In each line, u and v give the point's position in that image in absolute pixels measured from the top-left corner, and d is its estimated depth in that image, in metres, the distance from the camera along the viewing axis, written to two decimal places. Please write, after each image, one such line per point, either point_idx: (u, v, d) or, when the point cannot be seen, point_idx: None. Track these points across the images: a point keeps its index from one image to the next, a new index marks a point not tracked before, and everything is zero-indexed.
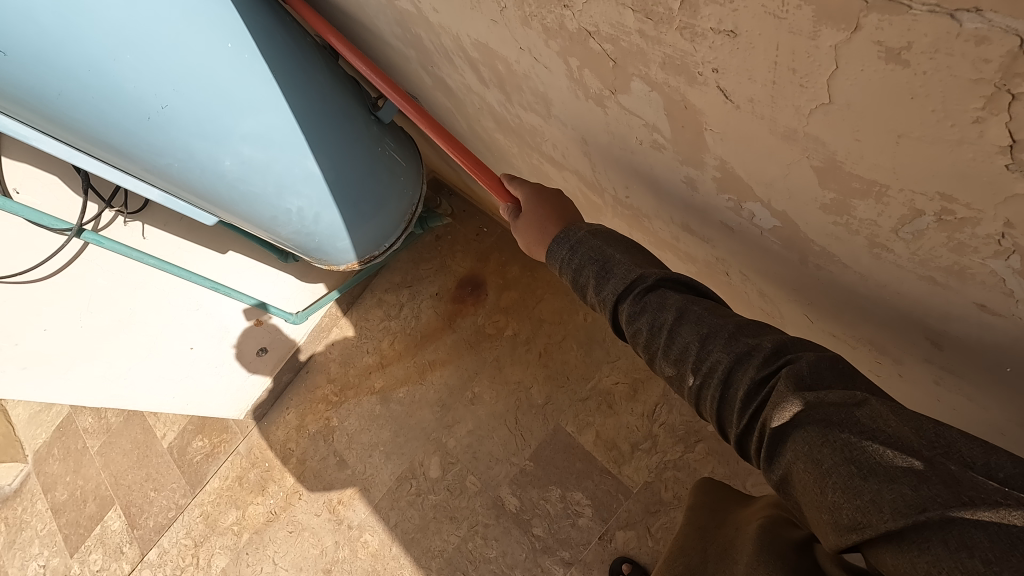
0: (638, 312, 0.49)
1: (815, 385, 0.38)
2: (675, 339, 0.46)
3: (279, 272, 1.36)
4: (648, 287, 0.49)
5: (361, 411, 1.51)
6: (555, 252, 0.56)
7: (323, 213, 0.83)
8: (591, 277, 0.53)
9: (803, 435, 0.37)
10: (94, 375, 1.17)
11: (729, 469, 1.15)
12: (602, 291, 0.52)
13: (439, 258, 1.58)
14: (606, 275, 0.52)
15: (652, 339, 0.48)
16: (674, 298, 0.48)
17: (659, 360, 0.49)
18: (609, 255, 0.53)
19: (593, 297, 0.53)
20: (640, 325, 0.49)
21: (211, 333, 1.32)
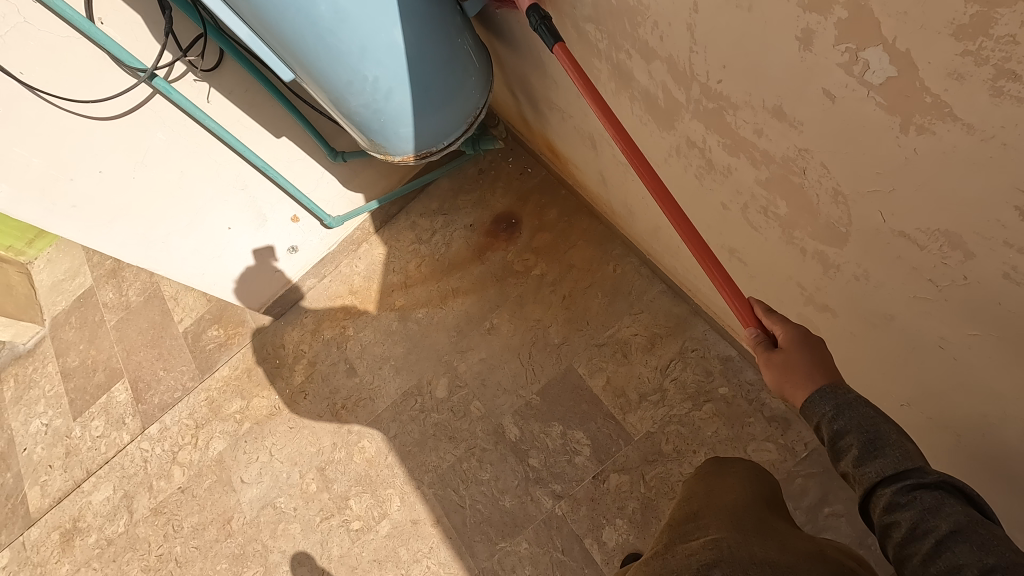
0: (902, 505, 0.50)
1: None
2: (943, 552, 0.47)
3: (325, 173, 1.38)
4: (922, 483, 0.50)
5: (378, 325, 1.53)
6: (813, 404, 0.57)
7: (395, 92, 0.84)
8: (855, 444, 0.54)
9: None
10: (136, 234, 1.19)
11: (733, 431, 1.17)
12: (862, 466, 0.53)
13: (479, 191, 1.57)
14: (873, 456, 0.53)
15: (906, 537, 0.49)
16: (954, 509, 0.48)
17: (911, 565, 0.49)
18: (882, 429, 0.53)
19: (848, 469, 0.54)
20: (898, 517, 0.50)
21: (250, 219, 1.34)
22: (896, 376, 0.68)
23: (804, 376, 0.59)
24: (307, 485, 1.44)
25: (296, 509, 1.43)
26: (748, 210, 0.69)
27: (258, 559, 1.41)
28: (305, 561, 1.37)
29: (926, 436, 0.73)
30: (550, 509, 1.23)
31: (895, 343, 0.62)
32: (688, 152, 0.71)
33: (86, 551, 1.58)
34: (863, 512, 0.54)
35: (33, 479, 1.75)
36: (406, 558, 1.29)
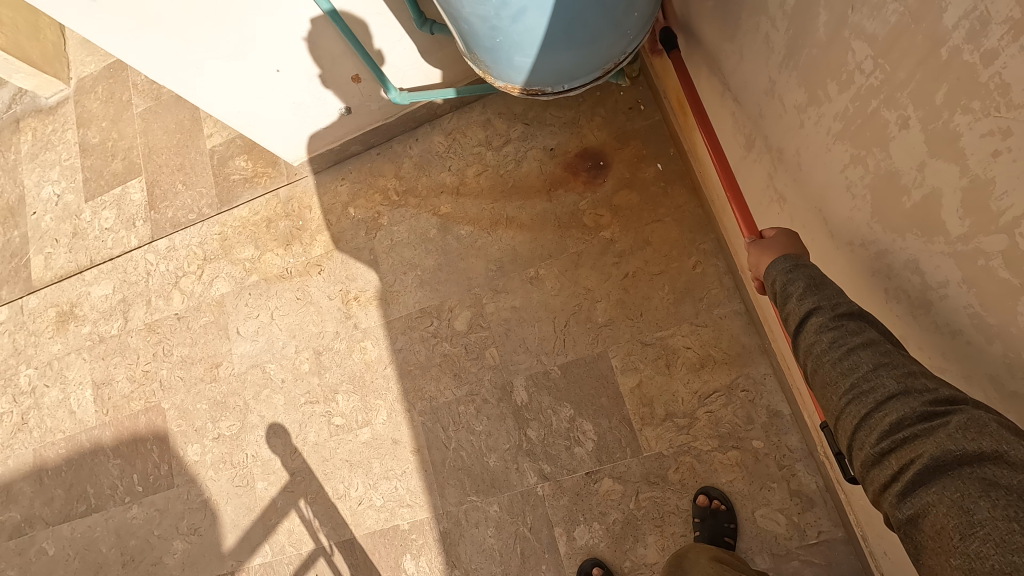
0: (826, 325, 0.50)
1: (987, 429, 0.40)
2: (850, 356, 0.48)
3: (404, 36, 1.10)
4: (851, 312, 0.51)
5: (414, 225, 1.37)
6: (775, 263, 0.58)
7: (526, 12, 0.59)
8: (801, 283, 0.54)
9: (955, 484, 0.40)
10: (169, 51, 0.99)
11: (749, 489, 1.07)
12: (800, 297, 0.53)
13: (574, 111, 1.30)
14: (812, 291, 0.53)
15: (822, 348, 0.50)
16: (872, 325, 0.49)
17: (821, 372, 0.50)
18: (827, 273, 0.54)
19: (787, 305, 0.54)
20: (819, 339, 0.50)
21: (304, 66, 1.11)
22: None
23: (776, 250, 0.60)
24: (299, 363, 1.38)
25: (283, 381, 1.38)
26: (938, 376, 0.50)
27: (237, 413, 1.40)
28: (282, 434, 1.36)
29: None
30: (532, 485, 1.18)
31: None
32: (900, 271, 0.50)
33: (78, 338, 1.58)
34: (789, 342, 0.54)
35: (38, 247, 1.71)
36: (377, 471, 1.28)
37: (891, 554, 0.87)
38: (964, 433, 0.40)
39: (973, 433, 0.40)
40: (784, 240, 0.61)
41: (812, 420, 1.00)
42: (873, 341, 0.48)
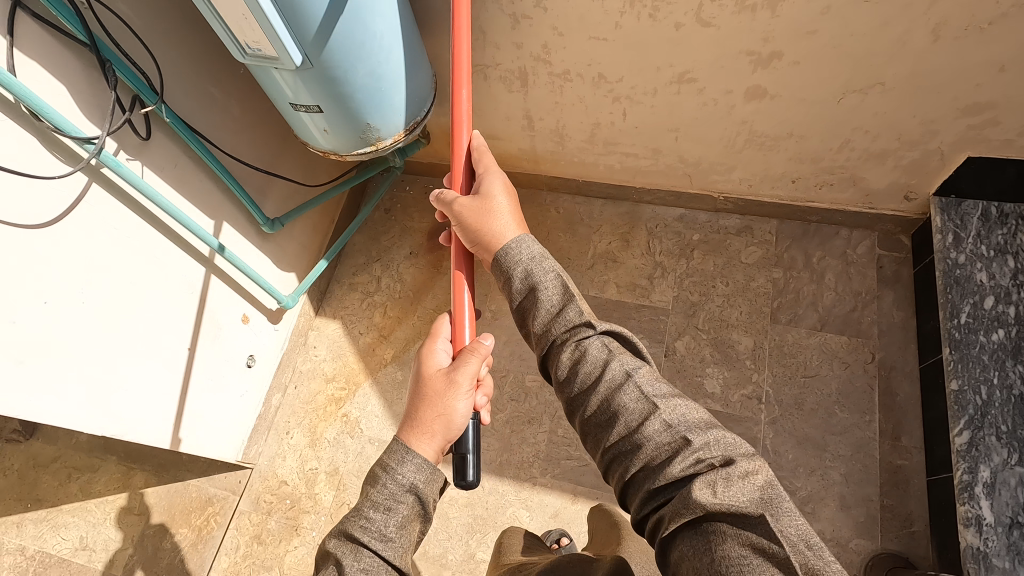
0: (577, 356, 0.69)
1: (706, 532, 0.55)
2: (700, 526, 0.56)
3: (261, 252, 1.25)
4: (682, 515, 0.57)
5: (383, 386, 1.40)
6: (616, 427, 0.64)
7: (394, 49, 0.90)
8: (629, 417, 0.63)
9: (687, 544, 0.56)
10: (97, 385, 0.93)
11: (725, 255, 1.40)
12: (583, 338, 0.70)
13: (396, 224, 1.58)
14: (695, 535, 0.56)
15: (585, 371, 0.68)
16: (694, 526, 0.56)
17: (646, 445, 0.61)
18: (616, 411, 0.65)
19: (590, 345, 0.69)
20: (575, 358, 0.69)
21: (206, 329, 1.14)
22: (837, 66, 0.99)
23: (431, 426, 0.70)
24: None
25: None
26: (701, 7, 0.95)
27: None
28: None
29: (858, 112, 1.07)
30: None
31: (832, 32, 0.94)
32: None
33: None
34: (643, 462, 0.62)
35: None
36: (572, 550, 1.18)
37: (798, 178, 1.28)
38: (698, 549, 0.55)
39: (702, 540, 0.55)
40: (435, 415, 0.71)
41: (697, 189, 1.40)
42: (700, 529, 0.55)
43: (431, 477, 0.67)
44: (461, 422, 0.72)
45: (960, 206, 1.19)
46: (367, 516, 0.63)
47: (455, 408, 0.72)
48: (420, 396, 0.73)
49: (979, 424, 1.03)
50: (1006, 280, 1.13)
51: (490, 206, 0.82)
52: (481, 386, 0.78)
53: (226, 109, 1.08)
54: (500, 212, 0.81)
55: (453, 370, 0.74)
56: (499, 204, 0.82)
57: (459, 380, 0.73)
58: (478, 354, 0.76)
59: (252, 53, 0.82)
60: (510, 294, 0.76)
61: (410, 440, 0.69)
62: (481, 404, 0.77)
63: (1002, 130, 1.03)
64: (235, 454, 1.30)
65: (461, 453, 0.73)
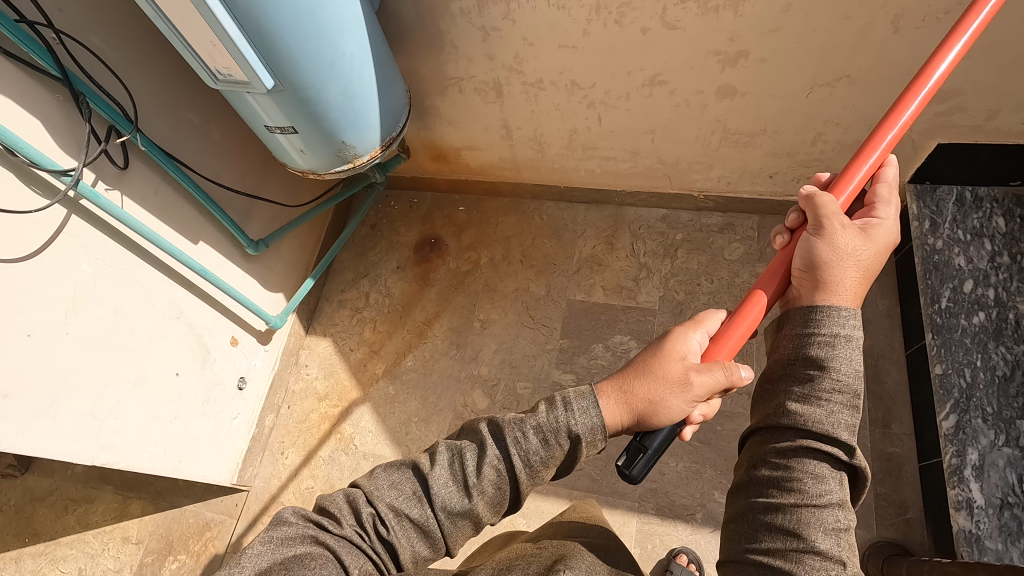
0: (817, 464, 0.58)
1: None
2: None
3: (246, 274, 1.26)
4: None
5: (375, 401, 1.40)
6: (791, 517, 0.57)
7: (364, 68, 0.91)
8: (818, 531, 0.56)
9: None
10: (86, 415, 0.93)
11: (709, 252, 1.41)
12: (829, 467, 0.59)
13: (383, 239, 1.59)
14: None
15: (817, 472, 0.58)
16: None
17: (803, 554, 0.55)
18: (809, 516, 0.56)
19: (817, 453, 0.59)
20: (815, 462, 0.58)
21: (194, 353, 1.15)
22: (803, 62, 1.01)
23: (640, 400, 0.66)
24: None
25: None
26: (666, 11, 0.97)
27: None
28: None
29: (827, 105, 1.09)
30: None
31: (796, 29, 0.96)
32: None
33: None
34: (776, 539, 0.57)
35: None
36: None
37: (776, 172, 1.29)
38: None
39: None
40: (652, 388, 0.67)
41: (677, 189, 1.41)
42: None
43: (597, 439, 0.64)
44: (670, 417, 0.67)
45: (935, 193, 1.21)
46: (525, 433, 0.63)
47: (672, 405, 0.67)
48: (643, 364, 0.69)
49: (965, 408, 1.04)
50: (984, 263, 1.15)
51: (852, 251, 0.66)
52: (705, 403, 0.71)
53: (205, 134, 1.09)
54: (854, 263, 0.65)
55: (694, 368, 0.67)
56: (861, 256, 0.66)
57: (696, 385, 0.66)
58: (733, 374, 0.67)
59: (224, 78, 0.84)
60: (790, 347, 0.65)
61: (603, 394, 0.67)
62: (694, 420, 0.69)
63: (969, 115, 1.04)
64: (229, 477, 1.30)
65: (640, 445, 0.67)
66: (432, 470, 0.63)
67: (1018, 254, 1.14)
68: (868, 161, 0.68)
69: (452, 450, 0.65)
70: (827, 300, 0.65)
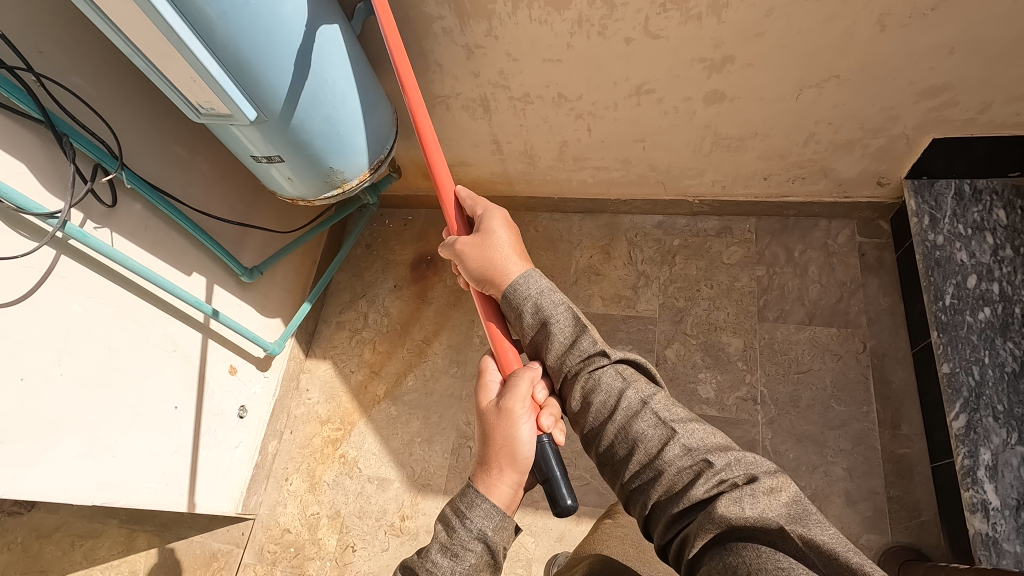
0: (599, 377, 0.71)
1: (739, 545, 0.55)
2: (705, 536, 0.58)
3: (242, 302, 1.26)
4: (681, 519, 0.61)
5: (377, 423, 1.39)
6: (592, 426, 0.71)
7: (347, 94, 0.91)
8: (622, 413, 0.68)
9: (716, 555, 0.56)
10: (83, 455, 0.93)
11: (707, 257, 1.39)
12: (592, 359, 0.71)
13: (378, 258, 1.58)
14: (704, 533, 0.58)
15: (590, 386, 0.71)
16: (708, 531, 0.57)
17: (642, 448, 0.65)
18: (602, 401, 0.70)
19: (585, 369, 0.72)
20: (583, 372, 0.71)
21: (191, 385, 1.14)
22: (791, 64, 1.00)
23: (501, 454, 0.70)
24: None
25: None
26: (648, 21, 0.96)
27: None
28: None
29: (818, 106, 1.08)
30: None
31: (783, 31, 0.95)
32: (590, 11, 0.96)
33: None
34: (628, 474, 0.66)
35: None
36: None
37: (769, 174, 1.28)
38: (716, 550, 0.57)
39: (723, 547, 0.56)
40: (502, 433, 0.71)
41: (672, 195, 1.40)
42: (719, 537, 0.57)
43: (503, 523, 0.66)
44: (528, 450, 0.70)
45: (933, 187, 1.19)
46: (472, 503, 0.67)
47: (519, 434, 0.71)
48: (484, 448, 0.71)
49: (975, 407, 1.02)
50: (986, 257, 1.12)
51: (494, 253, 0.80)
52: (547, 407, 0.75)
53: (193, 167, 1.09)
54: (504, 257, 0.80)
55: (506, 398, 0.72)
56: (496, 236, 0.82)
57: (512, 407, 0.72)
58: (528, 376, 0.74)
59: (206, 112, 0.84)
60: (553, 365, 0.74)
61: (480, 483, 0.69)
62: (550, 427, 0.73)
63: (962, 109, 1.03)
64: (233, 506, 1.29)
65: (545, 480, 0.71)
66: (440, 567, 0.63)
67: (1021, 247, 1.12)
68: (440, 175, 0.82)
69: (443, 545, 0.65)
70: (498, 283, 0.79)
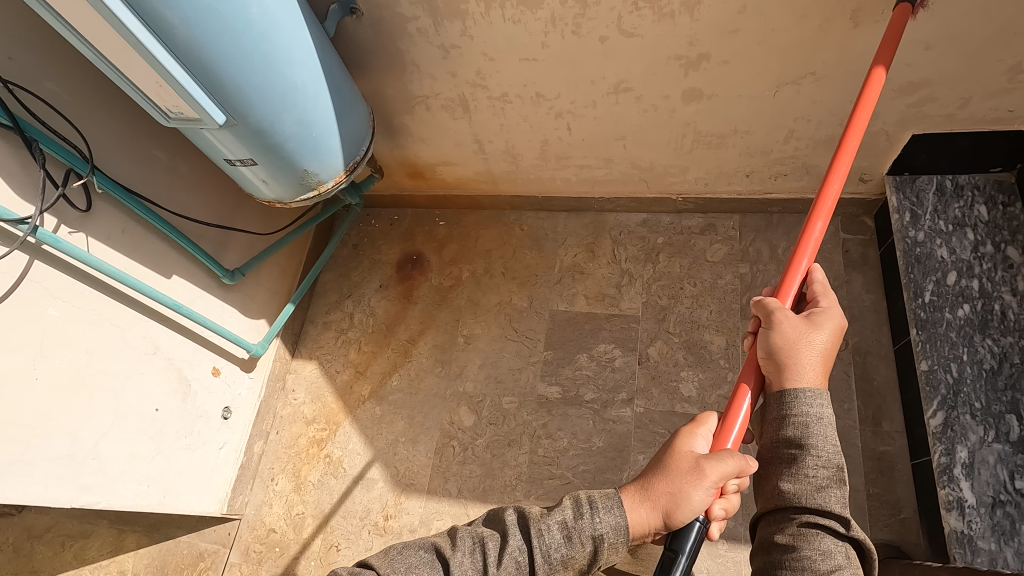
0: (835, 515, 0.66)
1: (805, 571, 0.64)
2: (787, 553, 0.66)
3: (224, 304, 1.26)
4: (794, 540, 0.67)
5: (362, 424, 1.39)
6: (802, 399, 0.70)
7: (319, 96, 0.90)
8: (825, 481, 0.67)
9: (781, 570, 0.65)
10: (61, 458, 0.93)
11: (691, 255, 1.39)
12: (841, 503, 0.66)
13: (365, 258, 1.59)
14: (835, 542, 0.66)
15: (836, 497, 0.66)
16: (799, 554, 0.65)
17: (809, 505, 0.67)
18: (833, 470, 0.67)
19: (812, 470, 0.67)
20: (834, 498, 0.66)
21: (173, 387, 1.15)
22: (767, 61, 1.00)
23: (675, 473, 0.70)
24: None
25: None
26: (622, 19, 0.96)
27: None
28: None
29: (796, 103, 1.07)
30: (634, 415, 1.26)
31: (758, 29, 0.94)
32: (564, 10, 0.96)
33: None
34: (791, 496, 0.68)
35: None
36: None
37: (752, 172, 1.27)
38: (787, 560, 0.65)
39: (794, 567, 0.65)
40: (680, 477, 0.69)
41: (655, 193, 1.40)
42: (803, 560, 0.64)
43: (623, 541, 0.66)
44: (691, 512, 0.68)
45: (914, 183, 1.19)
46: (549, 525, 0.66)
47: (692, 499, 0.68)
48: (661, 466, 0.71)
49: (953, 404, 1.02)
50: (967, 253, 1.12)
51: (802, 340, 0.72)
52: (723, 497, 0.72)
53: (172, 169, 1.09)
54: (810, 350, 0.72)
55: (705, 458, 0.69)
56: (816, 341, 0.72)
57: (708, 473, 0.68)
58: (737, 459, 0.69)
59: (175, 116, 0.84)
60: (773, 430, 0.72)
61: (628, 496, 0.69)
62: (718, 517, 0.70)
63: (941, 105, 1.02)
64: (218, 506, 1.30)
65: (672, 550, 0.68)
66: (455, 555, 0.65)
67: (1002, 243, 1.11)
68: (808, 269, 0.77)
69: (474, 537, 0.68)
70: (784, 333, 0.73)
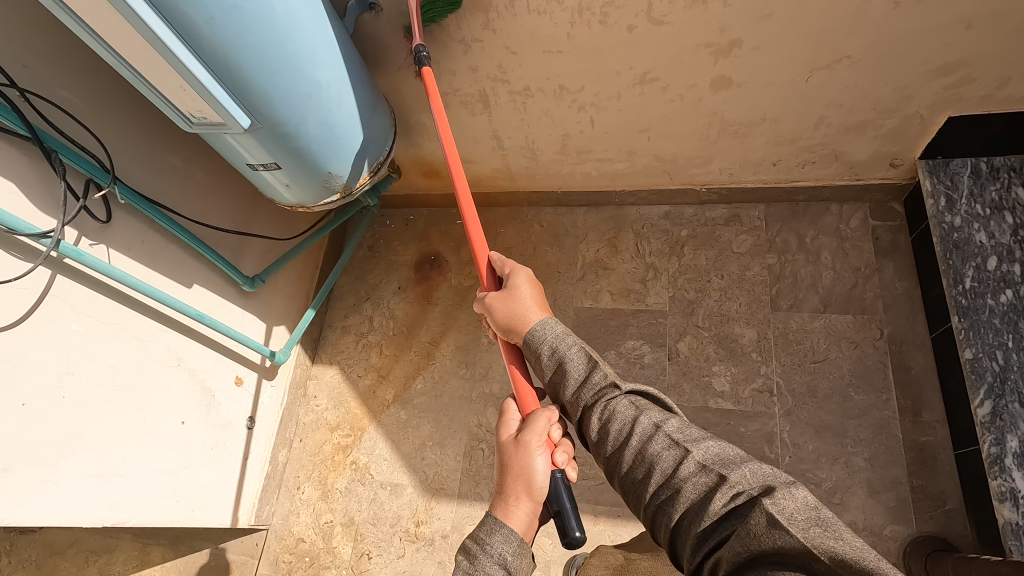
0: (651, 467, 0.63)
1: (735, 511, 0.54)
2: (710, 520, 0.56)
3: (244, 311, 1.23)
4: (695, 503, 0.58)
5: (387, 429, 1.37)
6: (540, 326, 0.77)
7: (343, 96, 0.88)
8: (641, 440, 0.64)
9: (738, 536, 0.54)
10: (91, 476, 0.91)
11: (716, 247, 1.36)
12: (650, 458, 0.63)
13: (381, 260, 1.56)
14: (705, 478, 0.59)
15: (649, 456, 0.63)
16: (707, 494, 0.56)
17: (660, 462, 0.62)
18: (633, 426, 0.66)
19: (619, 408, 0.68)
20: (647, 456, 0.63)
21: (197, 398, 1.12)
22: (800, 45, 0.97)
23: (519, 456, 0.71)
24: None
25: None
26: (651, 7, 0.93)
27: None
28: None
29: (829, 88, 1.04)
30: None
31: (793, 12, 0.91)
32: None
33: None
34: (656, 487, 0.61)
35: None
36: None
37: (779, 160, 1.25)
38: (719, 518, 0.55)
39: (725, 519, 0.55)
40: (517, 464, 0.71)
41: (678, 184, 1.37)
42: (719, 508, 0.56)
43: (522, 547, 0.65)
44: (545, 474, 0.70)
45: (947, 167, 1.16)
46: (485, 544, 0.65)
47: (534, 464, 0.70)
48: (502, 469, 0.72)
49: (1000, 393, 1.00)
50: (1006, 237, 1.09)
51: (516, 304, 0.81)
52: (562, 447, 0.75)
53: (188, 176, 1.06)
54: (527, 308, 0.81)
55: (523, 433, 0.73)
56: (525, 299, 0.82)
57: (529, 440, 0.72)
58: (546, 414, 0.74)
59: (198, 121, 0.81)
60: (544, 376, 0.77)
61: (498, 512, 0.68)
62: (563, 462, 0.72)
63: (979, 85, 0.99)
64: (245, 517, 1.28)
65: (558, 512, 0.69)
66: None
67: None
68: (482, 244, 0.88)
69: None
70: (500, 314, 0.82)
